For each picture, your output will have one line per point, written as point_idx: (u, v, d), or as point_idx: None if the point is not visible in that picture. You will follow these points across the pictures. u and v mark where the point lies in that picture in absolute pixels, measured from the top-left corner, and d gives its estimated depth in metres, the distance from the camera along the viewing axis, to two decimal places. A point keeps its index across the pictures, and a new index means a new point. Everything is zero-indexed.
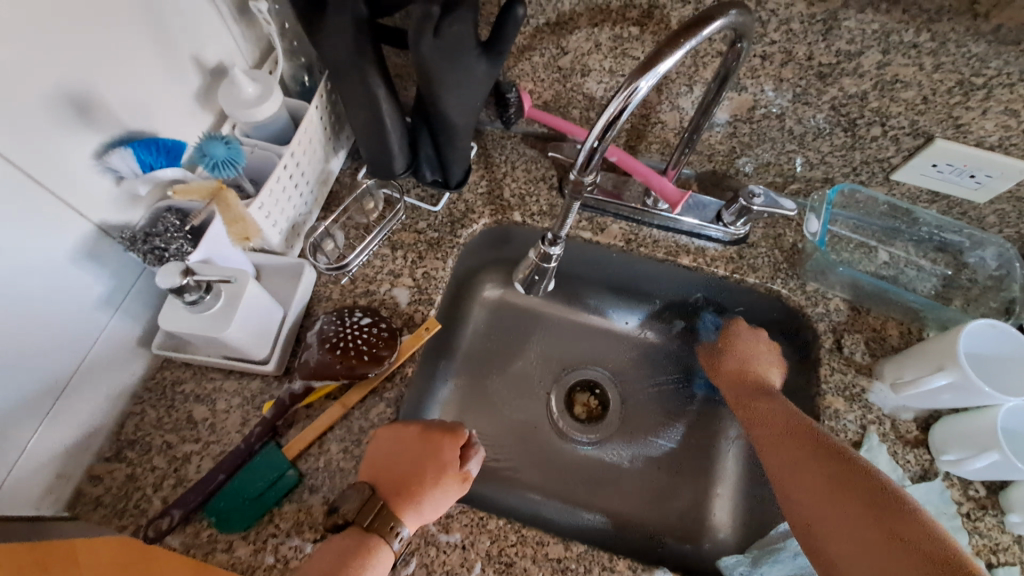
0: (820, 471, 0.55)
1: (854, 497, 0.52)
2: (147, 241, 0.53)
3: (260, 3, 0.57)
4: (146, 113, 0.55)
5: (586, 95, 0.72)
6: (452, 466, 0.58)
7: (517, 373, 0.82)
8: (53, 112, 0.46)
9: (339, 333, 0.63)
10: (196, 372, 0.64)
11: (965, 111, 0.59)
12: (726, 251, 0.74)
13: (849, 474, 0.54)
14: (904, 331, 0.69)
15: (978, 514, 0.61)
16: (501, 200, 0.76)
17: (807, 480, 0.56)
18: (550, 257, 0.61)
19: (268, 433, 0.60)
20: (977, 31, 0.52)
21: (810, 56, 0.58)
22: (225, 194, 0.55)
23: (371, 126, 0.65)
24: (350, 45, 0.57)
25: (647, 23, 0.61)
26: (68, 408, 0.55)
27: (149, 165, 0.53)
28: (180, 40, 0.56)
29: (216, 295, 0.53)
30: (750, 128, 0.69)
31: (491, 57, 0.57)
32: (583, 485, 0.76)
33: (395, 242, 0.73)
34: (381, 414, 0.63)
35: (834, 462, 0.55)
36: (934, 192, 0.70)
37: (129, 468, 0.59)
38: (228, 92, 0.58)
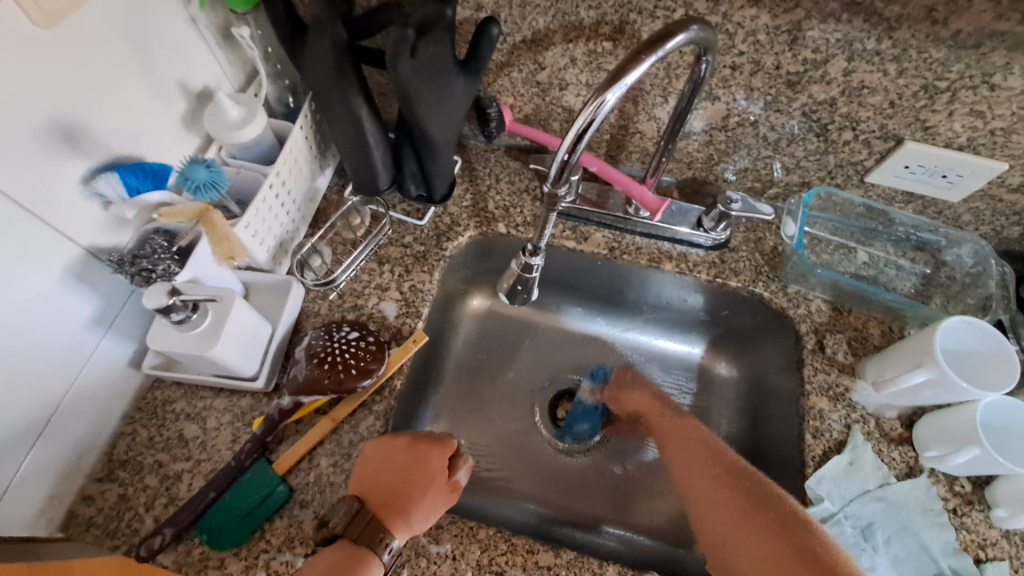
0: (726, 496, 0.61)
1: (729, 489, 0.61)
2: (135, 262, 0.54)
3: (242, 29, 0.59)
4: (133, 139, 0.56)
5: (565, 108, 0.73)
6: (440, 476, 0.60)
7: (508, 383, 0.83)
8: (44, 142, 0.48)
9: (327, 347, 0.64)
10: (186, 391, 0.65)
11: (932, 114, 0.61)
12: (709, 257, 0.75)
13: (755, 501, 0.59)
14: (885, 329, 0.70)
15: (965, 510, 0.61)
16: (486, 212, 0.78)
17: (705, 502, 0.63)
18: (531, 266, 0.62)
19: (259, 449, 0.61)
20: (936, 37, 0.54)
21: (778, 65, 0.60)
22: (211, 215, 0.57)
23: (355, 145, 0.66)
24: (331, 68, 0.58)
25: (619, 39, 0.63)
26: (60, 430, 0.56)
27: (136, 189, 0.54)
28: (165, 68, 0.58)
29: (203, 313, 0.54)
30: (726, 136, 0.70)
31: (469, 75, 0.58)
32: (575, 492, 0.76)
33: (382, 256, 0.74)
34: (371, 427, 0.63)
35: (727, 484, 0.62)
36: (909, 193, 0.72)
37: (121, 488, 0.59)
38: (213, 116, 0.60)
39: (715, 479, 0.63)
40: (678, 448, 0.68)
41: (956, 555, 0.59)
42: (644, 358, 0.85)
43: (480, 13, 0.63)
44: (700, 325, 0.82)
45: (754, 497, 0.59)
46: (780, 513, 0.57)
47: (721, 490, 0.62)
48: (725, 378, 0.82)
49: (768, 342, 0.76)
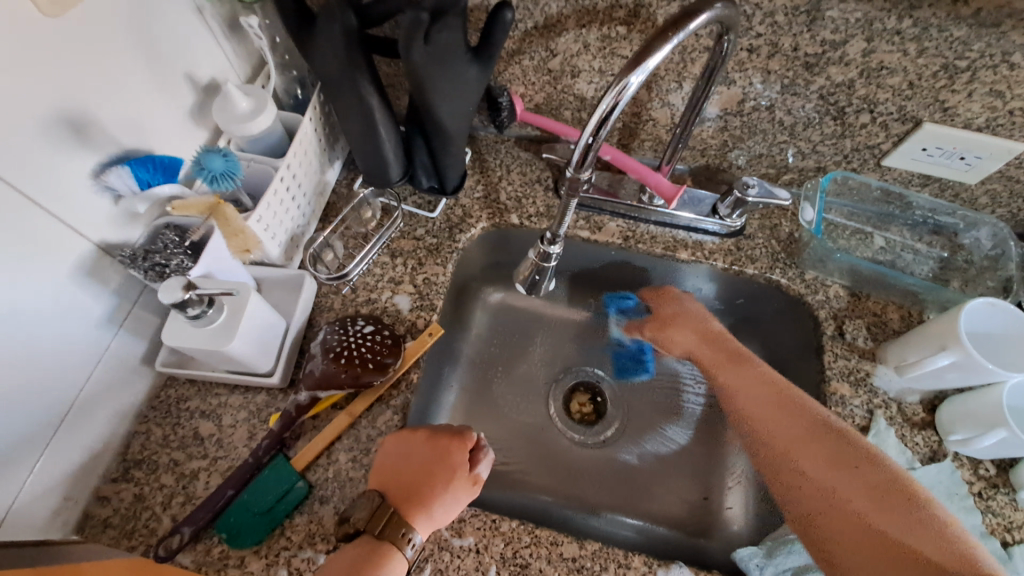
0: (828, 449, 0.60)
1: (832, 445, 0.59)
2: (147, 258, 0.53)
3: (251, 18, 0.58)
4: (142, 132, 0.55)
5: (577, 95, 0.73)
6: (462, 469, 0.59)
7: (521, 375, 0.82)
8: (52, 133, 0.47)
9: (343, 342, 0.63)
10: (200, 388, 0.64)
11: (951, 94, 0.60)
12: (724, 244, 0.74)
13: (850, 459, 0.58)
14: (904, 314, 0.70)
15: (990, 493, 0.61)
16: (498, 203, 0.77)
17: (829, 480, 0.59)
18: (549, 255, 0.61)
19: (277, 445, 0.60)
20: (957, 16, 0.54)
21: (796, 47, 0.59)
22: (223, 209, 0.56)
23: (366, 136, 0.65)
24: (342, 57, 0.57)
25: (634, 22, 0.62)
26: (74, 429, 0.55)
27: (148, 183, 0.53)
28: (172, 59, 0.57)
29: (218, 308, 0.53)
30: (741, 121, 0.70)
31: (482, 63, 0.57)
32: (592, 485, 0.75)
33: (394, 250, 0.73)
34: (389, 422, 0.63)
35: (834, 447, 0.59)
36: (925, 176, 0.71)
37: (137, 488, 0.59)
38: (222, 108, 0.58)
39: (798, 440, 0.62)
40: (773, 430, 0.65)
41: (983, 539, 0.58)
42: (657, 349, 0.84)
43: None
44: (714, 314, 0.82)
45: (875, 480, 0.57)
46: (884, 478, 0.57)
47: (818, 449, 0.60)
48: None
49: (785, 329, 0.76)
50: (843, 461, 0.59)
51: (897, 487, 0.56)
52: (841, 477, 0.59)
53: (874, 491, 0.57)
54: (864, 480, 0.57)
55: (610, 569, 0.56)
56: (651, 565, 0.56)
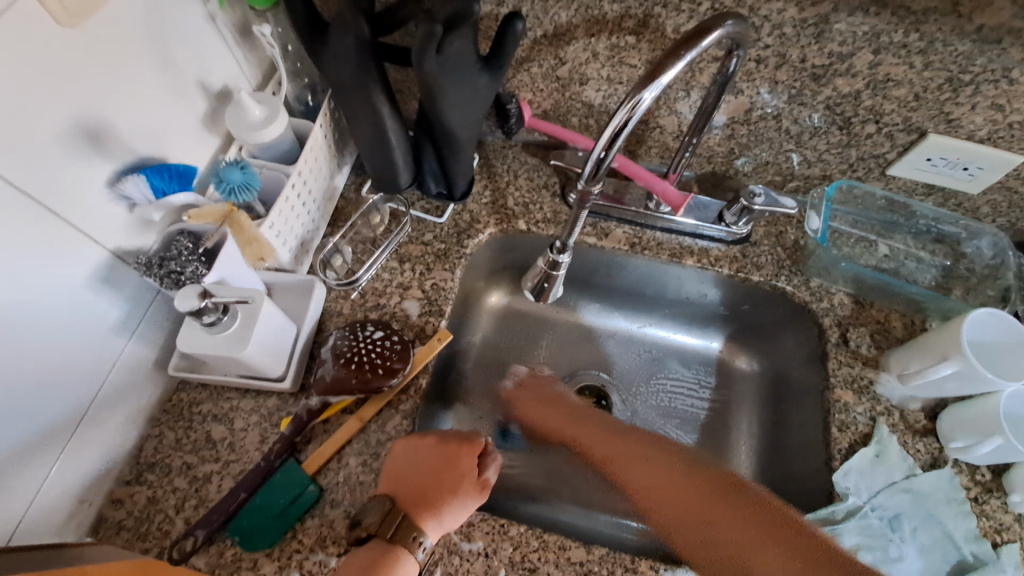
0: (689, 495, 0.65)
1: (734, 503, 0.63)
2: (163, 265, 0.54)
3: (263, 27, 0.58)
4: (156, 141, 0.56)
5: (585, 103, 0.73)
6: (470, 475, 0.59)
7: (525, 379, 0.82)
8: (68, 144, 0.47)
9: (353, 347, 0.64)
10: (212, 392, 0.64)
11: (955, 106, 0.61)
12: (730, 251, 0.75)
13: (721, 496, 0.64)
14: (908, 322, 0.71)
15: (986, 498, 0.62)
16: (505, 209, 0.77)
17: (676, 505, 0.65)
18: (558, 264, 0.62)
19: (288, 450, 0.61)
20: (961, 31, 0.54)
21: (803, 58, 0.60)
22: (236, 216, 0.57)
23: (377, 143, 0.66)
24: (354, 66, 0.58)
25: (643, 32, 0.62)
26: (90, 433, 0.56)
27: (162, 191, 0.54)
28: (185, 66, 0.57)
29: (233, 316, 0.54)
30: (748, 129, 0.70)
31: (492, 72, 0.58)
32: (597, 488, 0.76)
33: (403, 255, 0.74)
34: (398, 426, 0.63)
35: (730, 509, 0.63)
36: (930, 185, 0.72)
37: (150, 491, 0.59)
38: (234, 116, 0.59)
39: (619, 455, 0.72)
40: (597, 448, 0.74)
41: (977, 541, 0.59)
42: (661, 353, 0.85)
43: (502, 8, 0.63)
44: (718, 319, 0.83)
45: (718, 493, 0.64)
46: (774, 518, 0.61)
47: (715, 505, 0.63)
48: (743, 372, 0.82)
49: (789, 336, 0.76)
50: (716, 498, 0.64)
51: (777, 523, 0.61)
52: (733, 529, 0.61)
53: (748, 513, 0.62)
54: (741, 522, 0.61)
55: (616, 573, 0.57)
56: (657, 570, 0.57)
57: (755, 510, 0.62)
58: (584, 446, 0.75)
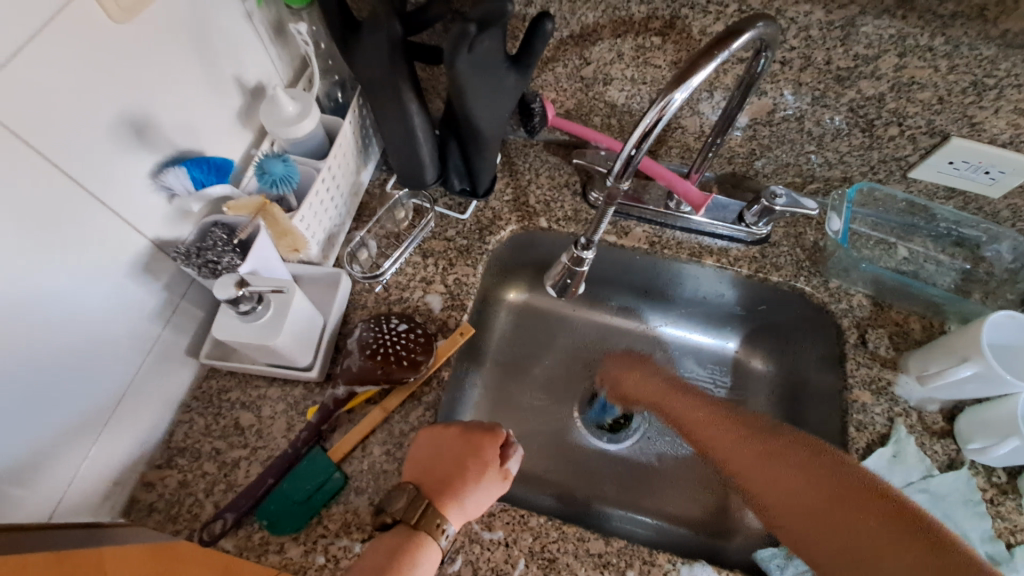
0: (778, 469, 0.63)
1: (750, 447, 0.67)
2: (200, 255, 0.55)
3: (299, 25, 0.60)
4: (195, 134, 0.57)
5: (608, 102, 0.74)
6: (493, 465, 0.60)
7: (542, 375, 0.84)
8: (117, 136, 0.49)
9: (378, 338, 0.65)
10: (240, 380, 0.66)
11: (978, 110, 0.61)
12: (749, 251, 0.76)
13: (773, 453, 0.65)
14: (927, 324, 0.71)
15: (1002, 500, 0.62)
16: (527, 206, 0.78)
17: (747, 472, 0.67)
18: (583, 260, 0.62)
19: (314, 437, 0.62)
20: (987, 35, 0.55)
21: (828, 60, 0.61)
22: (270, 209, 0.58)
23: (404, 139, 0.67)
24: (385, 63, 0.59)
25: (669, 34, 0.63)
26: (126, 416, 0.58)
27: (201, 182, 0.55)
28: (224, 63, 0.59)
29: (266, 305, 0.55)
30: (770, 131, 0.71)
31: (520, 71, 0.59)
32: (612, 483, 0.77)
33: (426, 250, 0.75)
34: (421, 417, 0.65)
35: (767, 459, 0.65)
36: (950, 189, 0.72)
37: (181, 474, 0.61)
38: (269, 111, 0.60)
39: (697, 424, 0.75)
40: (672, 406, 0.79)
41: (992, 541, 0.60)
42: (678, 352, 0.86)
43: (529, 9, 0.64)
44: (736, 319, 0.83)
45: (770, 449, 0.65)
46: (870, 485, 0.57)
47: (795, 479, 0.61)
48: (759, 372, 0.83)
49: (806, 337, 0.77)
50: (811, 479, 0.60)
51: (891, 509, 0.56)
52: (835, 510, 0.57)
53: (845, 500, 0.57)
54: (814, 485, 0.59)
55: (634, 566, 0.58)
56: (675, 563, 0.58)
57: (773, 455, 0.64)
58: (662, 406, 0.80)
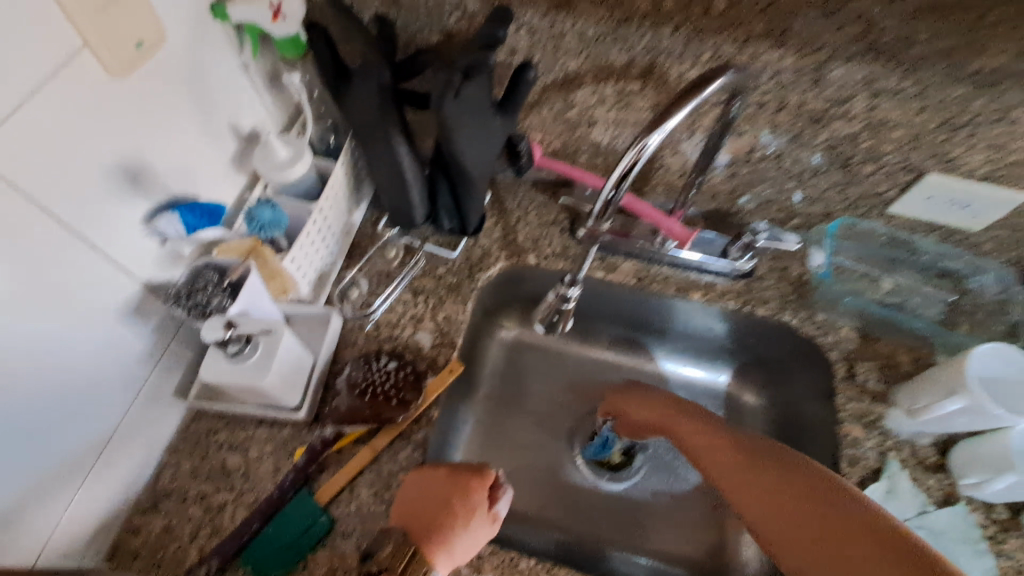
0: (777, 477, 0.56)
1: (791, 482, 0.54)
2: (190, 296, 0.56)
3: (293, 76, 0.62)
4: (189, 180, 0.59)
5: (593, 143, 0.76)
6: (481, 509, 0.59)
7: (534, 411, 0.83)
8: (112, 183, 0.50)
9: (367, 378, 0.66)
10: (229, 421, 0.66)
11: (951, 147, 0.63)
12: (735, 285, 0.77)
13: (782, 466, 0.56)
14: (915, 356, 0.71)
15: (1004, 538, 0.61)
16: (516, 243, 0.80)
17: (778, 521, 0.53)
18: (568, 298, 0.64)
19: (301, 479, 0.62)
20: (955, 77, 0.57)
21: (802, 102, 0.63)
22: (261, 250, 0.60)
23: (395, 181, 0.69)
24: (375, 110, 0.61)
25: (648, 79, 0.66)
26: (112, 459, 0.57)
27: (193, 227, 0.57)
28: (220, 112, 0.61)
29: (254, 345, 0.56)
30: (751, 168, 0.73)
31: (505, 115, 0.61)
32: (606, 522, 0.76)
33: (416, 288, 0.76)
34: (409, 457, 0.64)
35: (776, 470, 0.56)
36: (930, 223, 0.74)
37: (165, 519, 0.60)
38: (263, 157, 0.63)
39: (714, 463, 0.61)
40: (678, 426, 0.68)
41: None
42: (670, 386, 0.86)
43: (514, 57, 0.67)
44: (727, 352, 0.83)
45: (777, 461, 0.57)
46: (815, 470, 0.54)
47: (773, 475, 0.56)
48: (752, 406, 0.83)
49: (797, 370, 0.77)
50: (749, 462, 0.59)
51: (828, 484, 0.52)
52: (796, 514, 0.52)
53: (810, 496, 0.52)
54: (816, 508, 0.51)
55: None
56: None
57: (787, 464, 0.56)
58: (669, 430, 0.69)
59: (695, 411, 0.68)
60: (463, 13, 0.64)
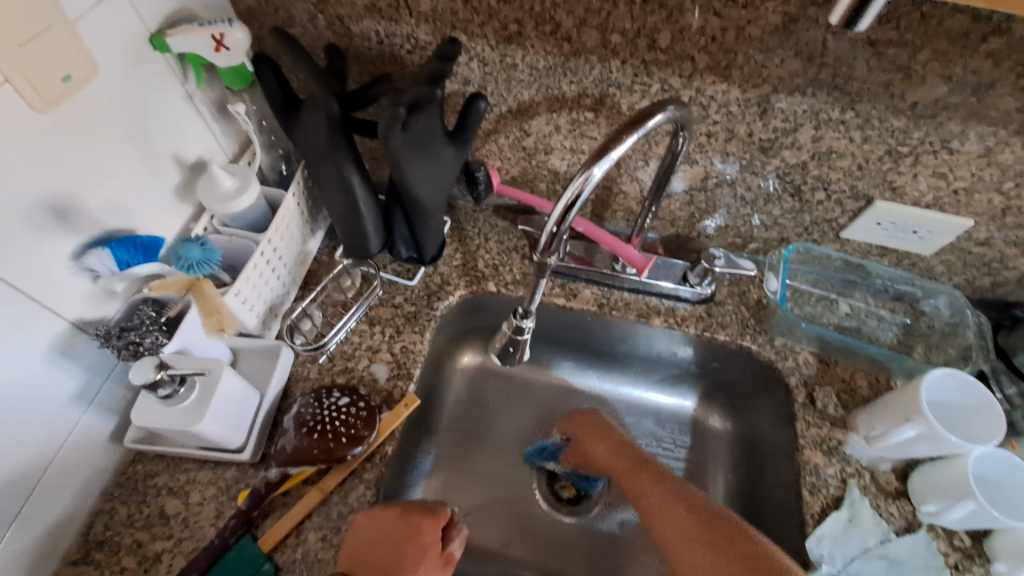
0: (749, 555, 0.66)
1: None
2: (122, 335, 0.53)
3: (238, 106, 0.61)
4: (125, 213, 0.57)
5: (551, 170, 0.76)
6: (434, 550, 0.57)
7: (497, 442, 0.81)
8: (36, 221, 0.48)
9: (316, 415, 0.62)
10: (169, 464, 0.63)
11: (898, 175, 0.65)
12: (695, 311, 0.76)
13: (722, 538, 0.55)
14: (873, 380, 0.71)
15: (966, 565, 0.61)
16: (476, 271, 0.79)
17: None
18: (522, 329, 0.62)
19: (244, 525, 0.59)
20: (896, 108, 0.58)
21: (750, 133, 0.64)
22: (202, 285, 0.57)
23: (348, 210, 0.68)
24: (324, 140, 0.60)
25: (600, 109, 0.66)
26: (36, 510, 0.54)
27: (127, 263, 0.54)
28: (160, 143, 0.59)
29: (190, 387, 0.53)
30: (706, 196, 0.73)
31: (457, 146, 0.61)
32: (571, 558, 0.74)
33: (373, 318, 0.74)
34: (361, 497, 0.62)
35: None
36: (883, 247, 0.75)
37: (96, 572, 0.56)
38: (206, 187, 0.61)
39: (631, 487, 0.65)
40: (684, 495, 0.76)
41: None
42: (636, 413, 0.84)
43: (467, 87, 0.67)
44: (690, 377, 0.83)
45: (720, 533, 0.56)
46: (760, 548, 0.53)
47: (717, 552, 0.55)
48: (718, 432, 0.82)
49: (758, 395, 0.77)
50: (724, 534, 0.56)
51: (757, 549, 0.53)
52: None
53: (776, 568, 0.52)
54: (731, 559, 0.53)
55: None
56: None
57: None
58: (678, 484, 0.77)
59: (662, 474, 0.65)
60: (415, 44, 0.64)
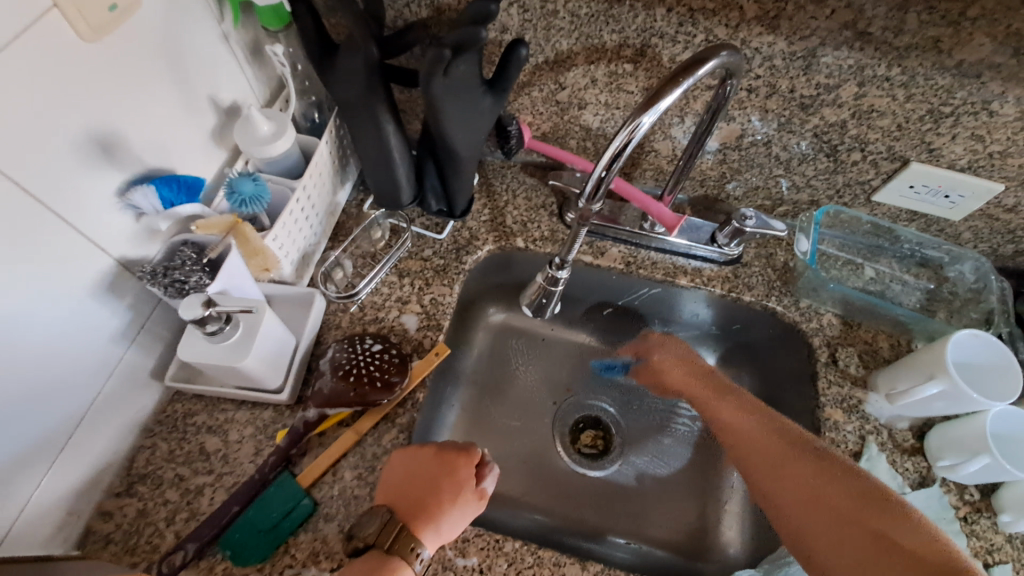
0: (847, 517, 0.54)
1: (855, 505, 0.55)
2: (167, 274, 0.54)
3: (275, 46, 0.60)
4: (165, 153, 0.57)
5: (583, 126, 0.76)
6: (468, 485, 0.59)
7: (519, 395, 0.83)
8: (82, 153, 0.48)
9: (352, 359, 0.64)
10: (207, 403, 0.64)
11: (936, 137, 0.64)
12: (721, 271, 0.77)
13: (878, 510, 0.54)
14: (894, 343, 0.73)
15: (974, 517, 0.63)
16: (504, 227, 0.79)
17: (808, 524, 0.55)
18: (557, 280, 0.64)
19: (283, 462, 0.60)
20: (942, 66, 0.57)
21: (792, 88, 0.63)
22: (242, 228, 0.58)
23: (380, 159, 0.67)
24: (362, 87, 0.59)
25: (640, 61, 0.65)
26: (83, 441, 0.55)
27: (170, 202, 0.55)
28: (198, 83, 0.59)
29: (235, 325, 0.54)
30: (739, 154, 0.73)
31: (496, 95, 0.60)
32: (594, 507, 0.76)
33: (402, 270, 0.75)
34: (394, 440, 0.63)
35: (840, 483, 0.56)
36: (913, 212, 0.75)
37: (141, 503, 0.58)
38: (243, 131, 0.60)
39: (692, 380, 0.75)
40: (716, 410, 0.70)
41: None
42: None
43: (505, 35, 0.65)
44: (711, 338, 0.84)
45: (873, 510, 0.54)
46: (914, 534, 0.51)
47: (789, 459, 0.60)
48: None
49: (779, 353, 0.78)
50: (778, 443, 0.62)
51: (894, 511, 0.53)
52: (829, 486, 0.57)
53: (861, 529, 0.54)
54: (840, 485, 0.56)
55: None
56: None
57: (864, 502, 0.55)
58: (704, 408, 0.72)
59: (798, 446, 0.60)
60: None
